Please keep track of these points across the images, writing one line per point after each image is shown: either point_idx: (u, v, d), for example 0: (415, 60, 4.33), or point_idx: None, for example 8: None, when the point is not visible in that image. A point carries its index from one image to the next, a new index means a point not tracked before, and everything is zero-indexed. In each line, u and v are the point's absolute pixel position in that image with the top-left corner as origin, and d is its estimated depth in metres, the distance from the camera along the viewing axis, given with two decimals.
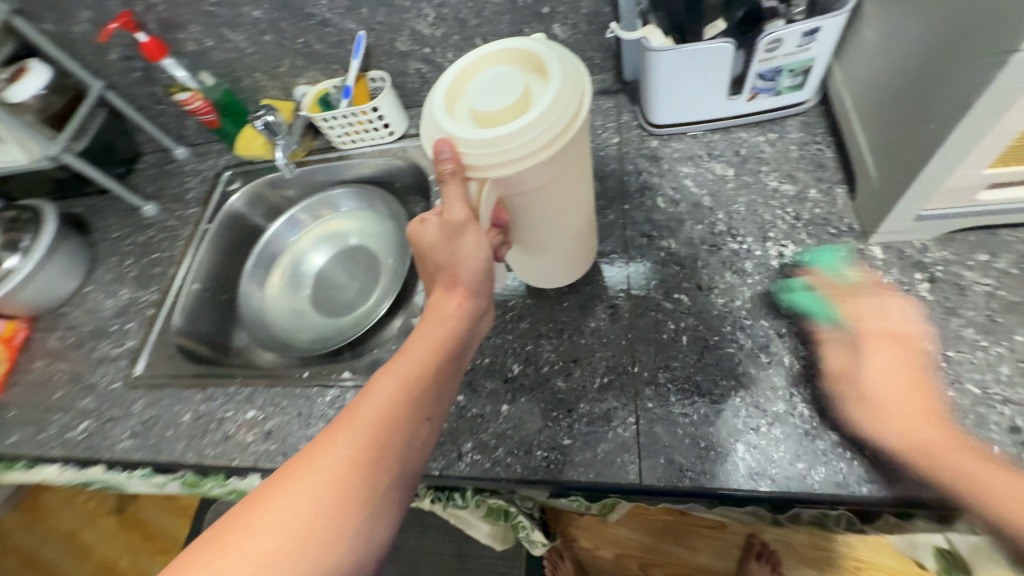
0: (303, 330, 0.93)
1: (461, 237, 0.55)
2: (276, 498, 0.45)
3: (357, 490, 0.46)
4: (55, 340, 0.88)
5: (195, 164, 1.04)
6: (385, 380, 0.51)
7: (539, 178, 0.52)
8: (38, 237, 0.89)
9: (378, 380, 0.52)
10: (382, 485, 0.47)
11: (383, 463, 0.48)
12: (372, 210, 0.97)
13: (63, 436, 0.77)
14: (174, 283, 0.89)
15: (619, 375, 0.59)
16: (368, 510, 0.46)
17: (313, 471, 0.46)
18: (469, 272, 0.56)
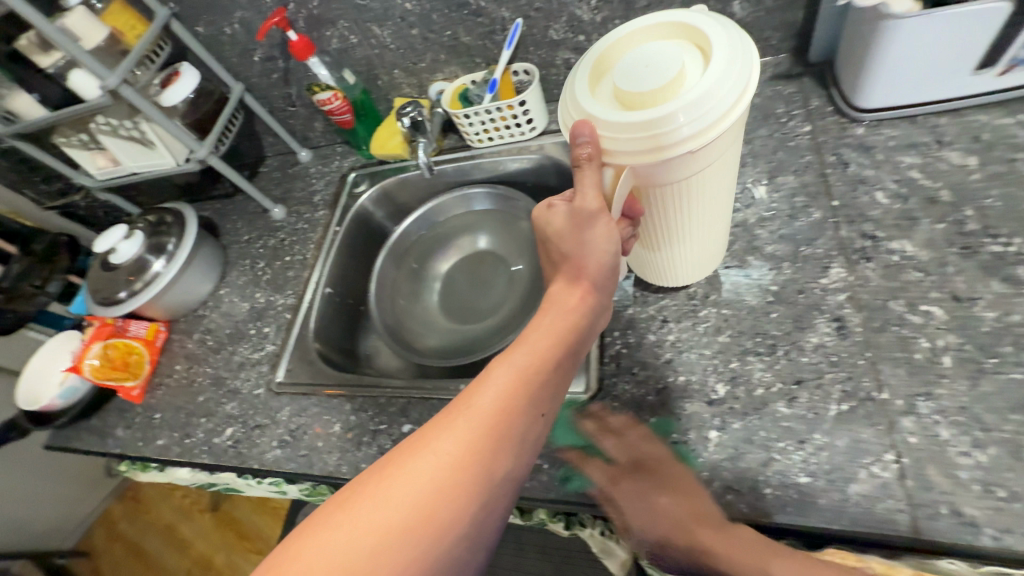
0: (433, 335, 0.88)
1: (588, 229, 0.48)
2: (382, 484, 0.38)
3: (473, 489, 0.39)
4: (195, 343, 0.88)
5: (319, 166, 1.03)
6: (502, 368, 0.45)
7: (692, 170, 0.44)
8: (181, 241, 0.90)
9: (493, 367, 0.45)
10: (497, 486, 0.40)
11: (500, 461, 0.41)
12: (509, 212, 0.90)
13: (211, 442, 0.76)
14: (309, 286, 0.87)
15: (863, 402, 0.50)
16: (479, 514, 0.39)
17: (424, 458, 0.39)
18: (597, 268, 0.49)
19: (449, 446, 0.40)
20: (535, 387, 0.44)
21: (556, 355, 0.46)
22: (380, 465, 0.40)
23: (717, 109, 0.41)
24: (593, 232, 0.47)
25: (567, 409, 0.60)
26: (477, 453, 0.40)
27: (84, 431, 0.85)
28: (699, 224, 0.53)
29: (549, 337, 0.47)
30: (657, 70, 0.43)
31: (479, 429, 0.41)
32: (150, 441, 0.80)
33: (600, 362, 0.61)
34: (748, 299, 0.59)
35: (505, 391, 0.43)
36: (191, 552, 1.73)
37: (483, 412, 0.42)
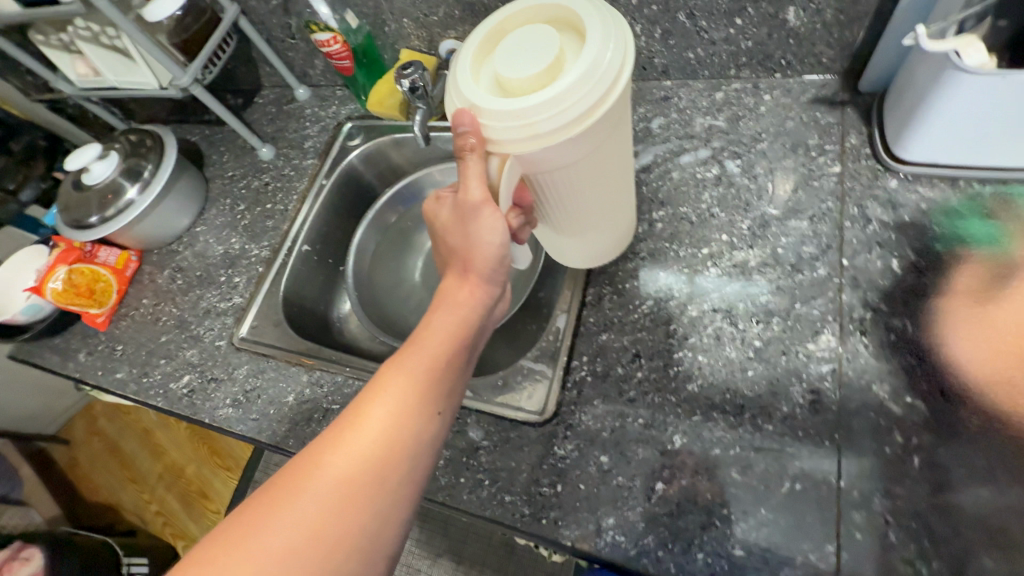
0: (410, 313, 0.86)
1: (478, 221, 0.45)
2: (268, 519, 0.37)
3: (365, 504, 0.38)
4: (165, 280, 0.86)
5: (316, 108, 0.96)
6: (394, 376, 0.43)
7: (575, 156, 0.44)
8: (159, 169, 0.84)
9: (384, 374, 0.43)
10: (389, 502, 0.39)
11: (391, 472, 0.40)
12: None
13: (166, 387, 0.75)
14: (286, 241, 0.83)
15: (818, 485, 0.47)
16: (371, 526, 0.38)
17: (311, 485, 0.38)
18: (485, 260, 0.46)
19: (336, 468, 0.39)
20: (429, 393, 0.42)
21: (450, 355, 0.44)
22: (262, 496, 0.38)
23: (591, 96, 0.40)
24: (479, 225, 0.45)
25: (519, 428, 0.58)
26: (367, 469, 0.39)
27: (48, 350, 0.85)
28: (594, 211, 0.53)
29: (446, 336, 0.45)
30: (533, 54, 0.41)
31: (369, 445, 0.40)
32: (108, 373, 0.80)
33: (561, 384, 0.59)
34: (726, 349, 0.55)
35: (396, 402, 0.41)
36: (164, 458, 1.81)
37: (372, 430, 0.40)
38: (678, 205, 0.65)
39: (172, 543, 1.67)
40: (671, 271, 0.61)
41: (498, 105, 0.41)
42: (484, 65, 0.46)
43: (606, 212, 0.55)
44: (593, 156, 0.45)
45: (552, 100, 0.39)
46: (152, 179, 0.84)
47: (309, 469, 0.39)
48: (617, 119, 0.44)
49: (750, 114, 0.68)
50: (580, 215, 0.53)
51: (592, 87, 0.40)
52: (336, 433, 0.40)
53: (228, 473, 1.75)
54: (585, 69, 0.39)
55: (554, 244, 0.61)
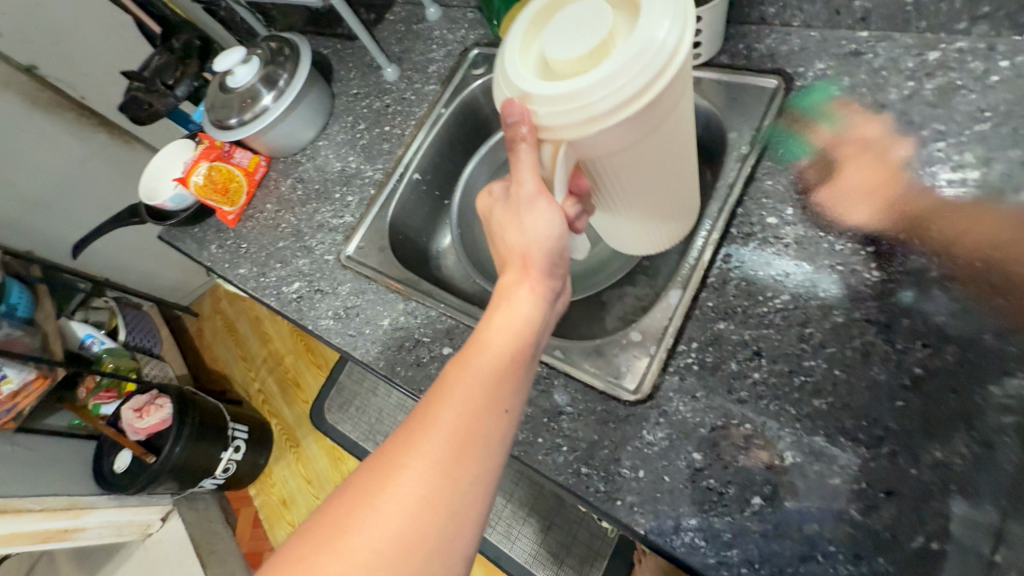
0: None
1: (530, 211, 0.46)
2: (355, 522, 0.37)
3: (445, 503, 0.38)
4: (287, 188, 0.91)
5: (444, 31, 0.92)
6: (462, 376, 0.43)
7: (625, 145, 0.42)
8: (292, 78, 0.87)
9: (450, 374, 0.43)
10: (470, 497, 0.39)
11: (467, 469, 0.39)
12: None
13: (279, 289, 0.81)
14: (399, 166, 0.83)
15: (961, 551, 0.40)
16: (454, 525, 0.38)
17: (393, 485, 0.38)
18: (545, 252, 0.47)
19: (416, 471, 0.39)
20: (498, 387, 0.42)
21: (516, 351, 0.44)
22: (344, 506, 0.38)
23: (641, 79, 0.37)
24: (531, 218, 0.46)
25: (608, 402, 0.55)
26: (447, 467, 0.39)
27: (189, 238, 0.95)
28: (653, 197, 0.51)
29: (511, 335, 0.45)
30: (581, 36, 0.39)
31: (445, 446, 0.40)
32: (233, 268, 0.87)
33: (662, 365, 0.54)
34: (872, 370, 0.47)
35: (468, 397, 0.41)
36: (269, 345, 2.06)
37: (447, 428, 0.40)
38: (845, 188, 0.54)
39: (268, 419, 1.92)
40: (821, 266, 0.52)
41: (547, 92, 0.40)
42: (532, 47, 0.43)
43: (665, 197, 0.52)
44: (644, 143, 0.42)
45: (601, 87, 0.38)
46: (285, 90, 0.86)
47: (388, 471, 0.39)
48: (673, 102, 0.41)
49: (973, 85, 0.53)
50: (638, 199, 0.50)
51: (642, 70, 0.37)
52: (409, 433, 0.40)
53: (318, 370, 1.94)
54: (632, 50, 0.37)
55: (608, 226, 0.58)
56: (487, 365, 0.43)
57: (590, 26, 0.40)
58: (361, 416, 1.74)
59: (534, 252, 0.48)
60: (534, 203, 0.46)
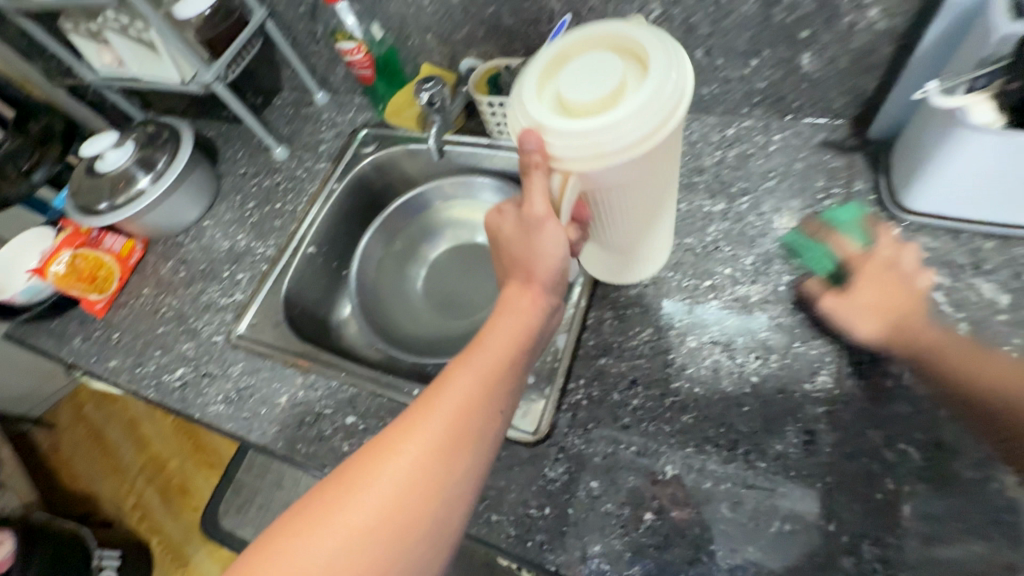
0: (412, 323, 0.86)
1: (540, 233, 0.46)
2: (345, 500, 0.39)
3: (433, 496, 0.39)
4: (168, 271, 0.87)
5: (333, 114, 0.97)
6: (462, 371, 0.44)
7: (628, 182, 0.44)
8: (172, 160, 0.85)
9: (453, 368, 0.44)
10: (459, 494, 0.40)
11: (454, 464, 0.40)
12: None
13: (159, 378, 0.75)
14: (293, 240, 0.84)
15: (808, 528, 0.47)
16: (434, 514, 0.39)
17: (387, 470, 0.39)
18: (548, 270, 0.48)
19: (404, 462, 0.40)
20: (493, 382, 0.43)
21: (516, 351, 0.46)
22: (332, 487, 0.40)
23: (649, 125, 0.40)
24: (541, 235, 0.47)
25: (511, 446, 0.58)
26: (434, 456, 0.40)
27: (45, 333, 0.85)
28: (638, 229, 0.54)
29: (513, 337, 0.45)
30: (597, 80, 0.41)
31: (433, 437, 0.41)
32: (102, 361, 0.79)
33: (557, 403, 0.59)
34: (723, 384, 0.55)
35: (467, 394, 0.42)
36: (149, 450, 1.81)
37: (445, 420, 0.41)
38: (683, 235, 0.66)
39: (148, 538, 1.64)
40: (673, 300, 0.62)
41: (566, 129, 0.41)
42: (547, 86, 0.45)
43: (647, 229, 0.55)
44: (641, 181, 0.45)
45: (618, 130, 0.40)
46: (164, 171, 0.85)
47: (385, 453, 0.40)
48: (670, 147, 0.44)
49: (759, 152, 0.69)
50: (626, 229, 0.53)
51: (652, 118, 0.40)
52: (408, 421, 0.41)
53: (210, 470, 1.72)
54: (650, 100, 0.40)
55: (597, 255, 0.61)
56: (487, 362, 0.44)
57: (608, 70, 0.42)
58: (264, 514, 1.57)
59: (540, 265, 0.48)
60: (544, 224, 0.46)
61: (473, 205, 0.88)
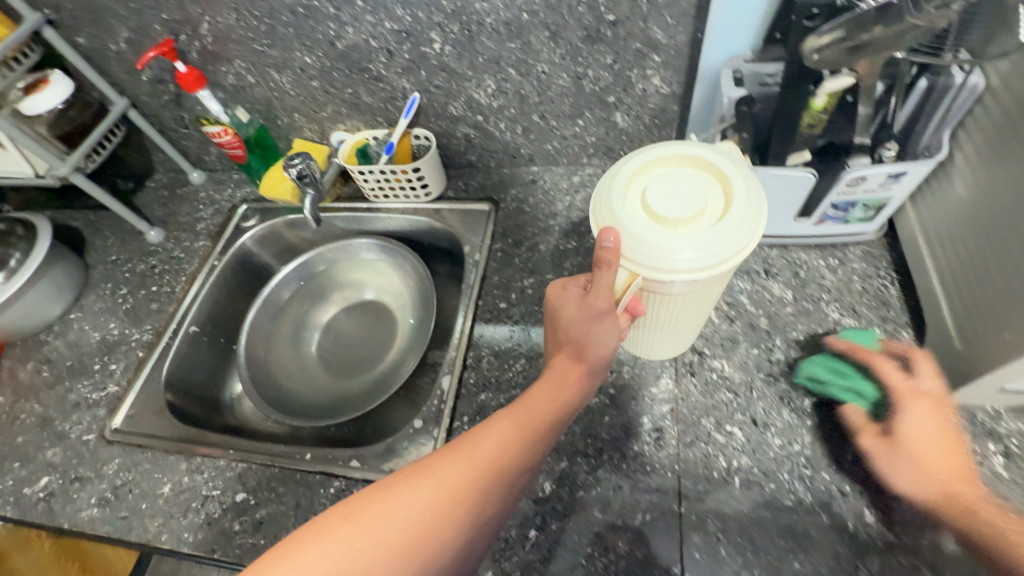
0: (311, 389, 0.86)
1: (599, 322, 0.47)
2: (382, 505, 0.43)
3: (452, 529, 0.43)
4: (28, 373, 0.80)
5: (211, 193, 0.98)
6: (503, 420, 0.48)
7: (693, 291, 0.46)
8: (28, 255, 0.81)
9: (498, 416, 0.49)
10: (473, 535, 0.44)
11: (481, 498, 0.45)
12: (397, 266, 0.91)
13: (19, 493, 0.68)
14: (172, 323, 0.82)
15: (665, 515, 0.54)
16: (446, 541, 0.43)
17: (423, 487, 0.44)
18: (598, 357, 0.50)
19: (435, 486, 0.44)
20: (529, 438, 0.48)
21: (552, 423, 0.49)
22: (381, 485, 0.44)
23: (733, 247, 0.42)
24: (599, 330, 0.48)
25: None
26: (459, 491, 0.44)
27: None
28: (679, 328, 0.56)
29: (551, 404, 0.50)
30: (686, 199, 0.43)
31: (470, 468, 0.45)
32: None
33: (444, 443, 0.63)
34: (587, 399, 0.62)
35: (503, 444, 0.47)
36: None
37: (479, 464, 0.46)
38: (544, 273, 0.75)
39: None
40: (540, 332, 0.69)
41: (651, 241, 0.42)
42: (631, 191, 0.46)
43: (689, 328, 0.57)
44: (704, 291, 0.47)
45: (701, 250, 0.42)
46: (19, 267, 0.80)
47: (425, 471, 0.45)
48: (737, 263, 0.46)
49: None
50: (670, 327, 0.55)
51: (737, 240, 0.42)
52: (449, 451, 0.46)
53: None
54: (735, 225, 0.42)
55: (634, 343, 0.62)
56: (526, 423, 0.48)
57: (694, 191, 0.45)
58: None
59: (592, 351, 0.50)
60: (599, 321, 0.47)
61: (356, 266, 0.93)
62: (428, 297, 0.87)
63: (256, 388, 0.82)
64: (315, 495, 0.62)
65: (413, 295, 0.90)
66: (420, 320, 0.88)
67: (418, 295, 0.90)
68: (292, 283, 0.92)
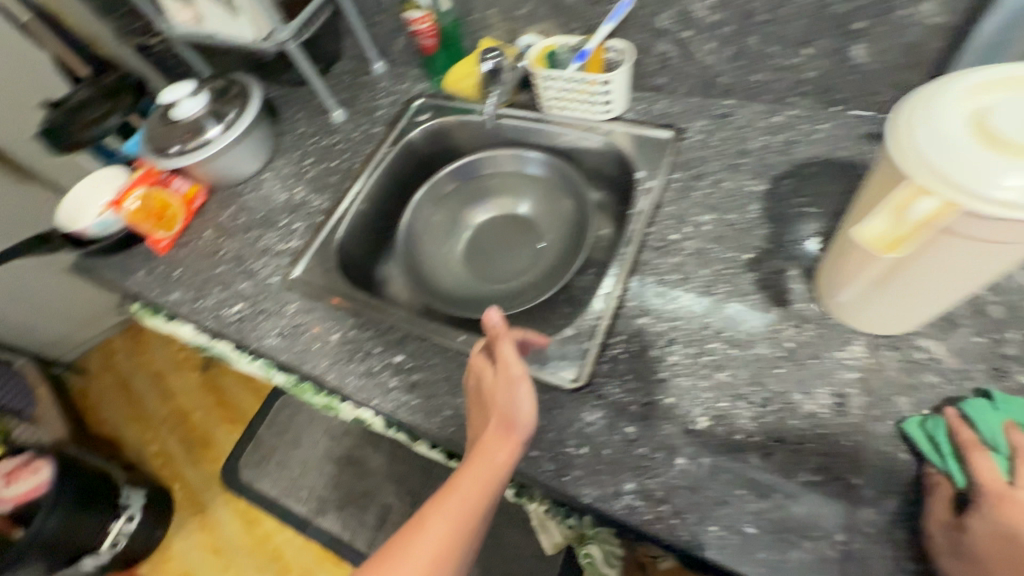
0: (453, 282, 0.90)
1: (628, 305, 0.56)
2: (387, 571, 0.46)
3: (455, 557, 0.47)
4: (227, 217, 0.92)
5: (389, 83, 1.02)
6: (480, 460, 0.51)
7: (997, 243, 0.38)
8: (241, 113, 0.90)
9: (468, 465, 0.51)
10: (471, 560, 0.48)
11: (468, 538, 0.48)
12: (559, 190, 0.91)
13: (218, 312, 0.80)
14: (347, 196, 0.88)
15: (834, 480, 0.50)
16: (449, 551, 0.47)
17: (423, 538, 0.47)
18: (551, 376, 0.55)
19: (434, 532, 0.48)
20: (508, 455, 0.51)
21: (523, 445, 0.53)
22: (409, 526, 0.49)
23: None
24: None
25: (552, 391, 0.61)
26: (456, 534, 0.48)
27: (112, 266, 0.91)
28: (927, 297, 0.48)
29: (528, 427, 0.52)
30: None
31: (456, 520, 0.48)
32: (164, 294, 0.85)
33: (596, 355, 0.62)
34: (760, 346, 0.58)
35: (484, 479, 0.50)
36: (174, 401, 1.89)
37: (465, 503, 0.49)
38: (727, 211, 0.69)
39: (169, 484, 1.71)
40: (713, 270, 0.65)
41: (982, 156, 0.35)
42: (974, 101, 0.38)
43: (936, 305, 0.49)
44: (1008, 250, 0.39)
45: None
46: (236, 121, 0.90)
47: (420, 527, 0.48)
48: None
49: (805, 139, 0.72)
50: (919, 293, 0.47)
51: None
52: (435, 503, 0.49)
53: (232, 425, 1.79)
54: None
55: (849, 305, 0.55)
56: (508, 453, 0.51)
57: None
58: (282, 469, 1.65)
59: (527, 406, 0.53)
60: None
61: (520, 178, 0.94)
62: (583, 226, 0.87)
63: (406, 257, 0.90)
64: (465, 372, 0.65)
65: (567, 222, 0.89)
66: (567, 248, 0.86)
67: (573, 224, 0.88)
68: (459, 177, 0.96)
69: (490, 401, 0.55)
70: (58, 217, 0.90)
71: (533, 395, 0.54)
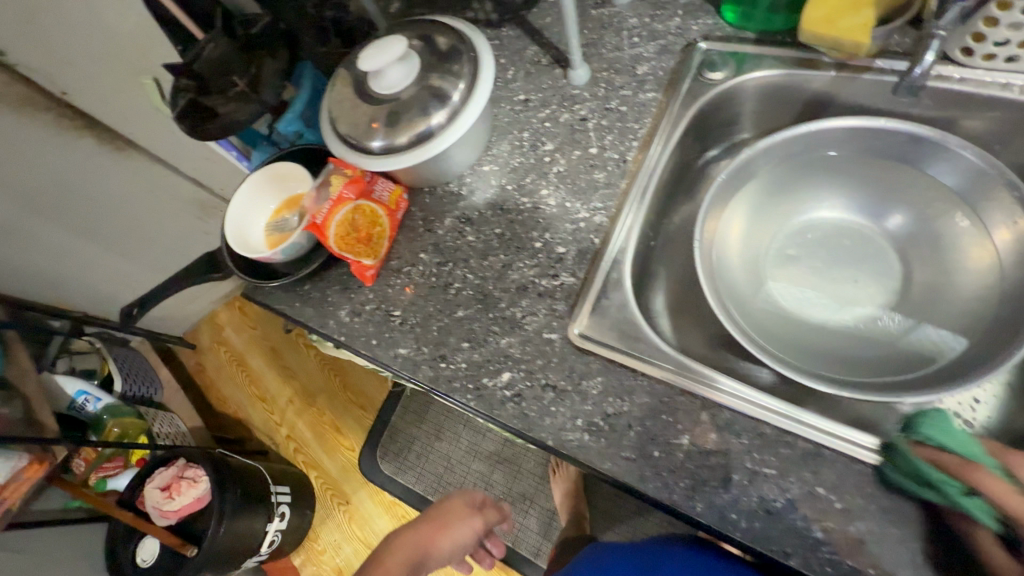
0: (788, 329, 0.64)
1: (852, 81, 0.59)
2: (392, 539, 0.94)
3: (410, 541, 0.92)
4: (447, 231, 0.67)
5: (644, 19, 0.69)
6: (401, 545, 0.92)
7: None
8: (467, 95, 0.61)
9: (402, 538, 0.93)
10: None
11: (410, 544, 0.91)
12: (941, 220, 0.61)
13: (479, 383, 0.58)
14: (630, 203, 0.61)
15: None
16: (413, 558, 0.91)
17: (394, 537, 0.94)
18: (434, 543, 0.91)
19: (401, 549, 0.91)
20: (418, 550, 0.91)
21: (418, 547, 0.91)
22: (414, 524, 0.95)
23: None
24: None
25: (977, 427, 0.56)
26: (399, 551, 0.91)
27: (305, 302, 0.69)
28: None
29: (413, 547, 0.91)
30: None
31: (413, 538, 0.93)
32: (389, 347, 0.63)
33: (1014, 396, 0.56)
34: None
35: (409, 544, 0.92)
36: (296, 382, 1.77)
37: (409, 535, 0.93)
38: None
39: (307, 472, 1.63)
40: None
41: None
42: None
43: None
44: None
45: None
46: (425, 138, 0.61)
47: (400, 539, 0.92)
48: None
49: None
50: None
51: None
52: (404, 539, 0.92)
53: (362, 412, 1.67)
54: None
55: None
56: (411, 546, 0.91)
57: None
58: (424, 463, 1.54)
59: (441, 544, 0.92)
60: None
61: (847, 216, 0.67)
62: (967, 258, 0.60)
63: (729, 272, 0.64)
64: (902, 508, 0.44)
65: (971, 301, 0.58)
66: (933, 335, 0.59)
67: (999, 315, 0.55)
68: (896, 123, 0.57)
69: (444, 511, 0.96)
70: (231, 232, 0.70)
71: (413, 538, 0.92)
